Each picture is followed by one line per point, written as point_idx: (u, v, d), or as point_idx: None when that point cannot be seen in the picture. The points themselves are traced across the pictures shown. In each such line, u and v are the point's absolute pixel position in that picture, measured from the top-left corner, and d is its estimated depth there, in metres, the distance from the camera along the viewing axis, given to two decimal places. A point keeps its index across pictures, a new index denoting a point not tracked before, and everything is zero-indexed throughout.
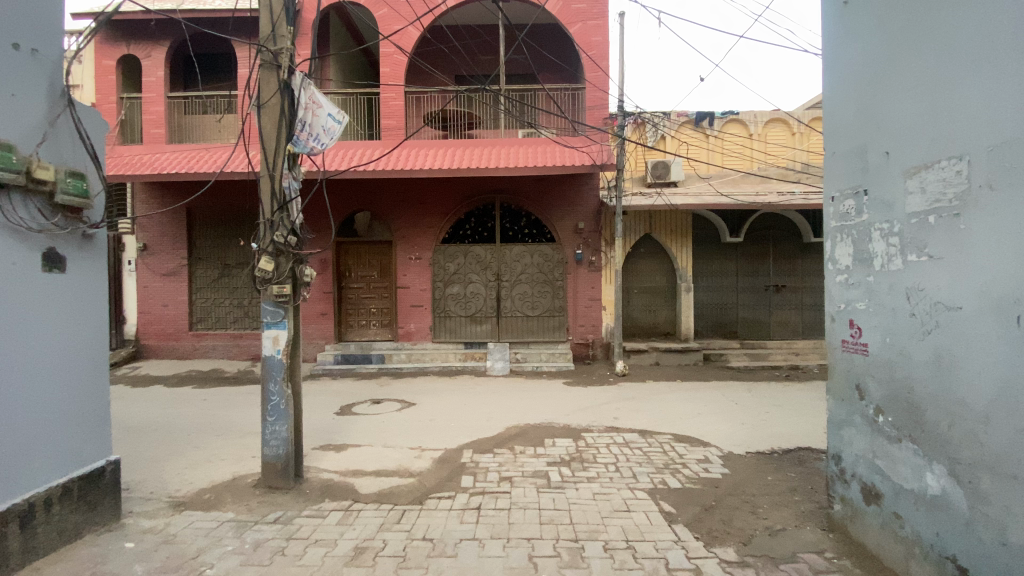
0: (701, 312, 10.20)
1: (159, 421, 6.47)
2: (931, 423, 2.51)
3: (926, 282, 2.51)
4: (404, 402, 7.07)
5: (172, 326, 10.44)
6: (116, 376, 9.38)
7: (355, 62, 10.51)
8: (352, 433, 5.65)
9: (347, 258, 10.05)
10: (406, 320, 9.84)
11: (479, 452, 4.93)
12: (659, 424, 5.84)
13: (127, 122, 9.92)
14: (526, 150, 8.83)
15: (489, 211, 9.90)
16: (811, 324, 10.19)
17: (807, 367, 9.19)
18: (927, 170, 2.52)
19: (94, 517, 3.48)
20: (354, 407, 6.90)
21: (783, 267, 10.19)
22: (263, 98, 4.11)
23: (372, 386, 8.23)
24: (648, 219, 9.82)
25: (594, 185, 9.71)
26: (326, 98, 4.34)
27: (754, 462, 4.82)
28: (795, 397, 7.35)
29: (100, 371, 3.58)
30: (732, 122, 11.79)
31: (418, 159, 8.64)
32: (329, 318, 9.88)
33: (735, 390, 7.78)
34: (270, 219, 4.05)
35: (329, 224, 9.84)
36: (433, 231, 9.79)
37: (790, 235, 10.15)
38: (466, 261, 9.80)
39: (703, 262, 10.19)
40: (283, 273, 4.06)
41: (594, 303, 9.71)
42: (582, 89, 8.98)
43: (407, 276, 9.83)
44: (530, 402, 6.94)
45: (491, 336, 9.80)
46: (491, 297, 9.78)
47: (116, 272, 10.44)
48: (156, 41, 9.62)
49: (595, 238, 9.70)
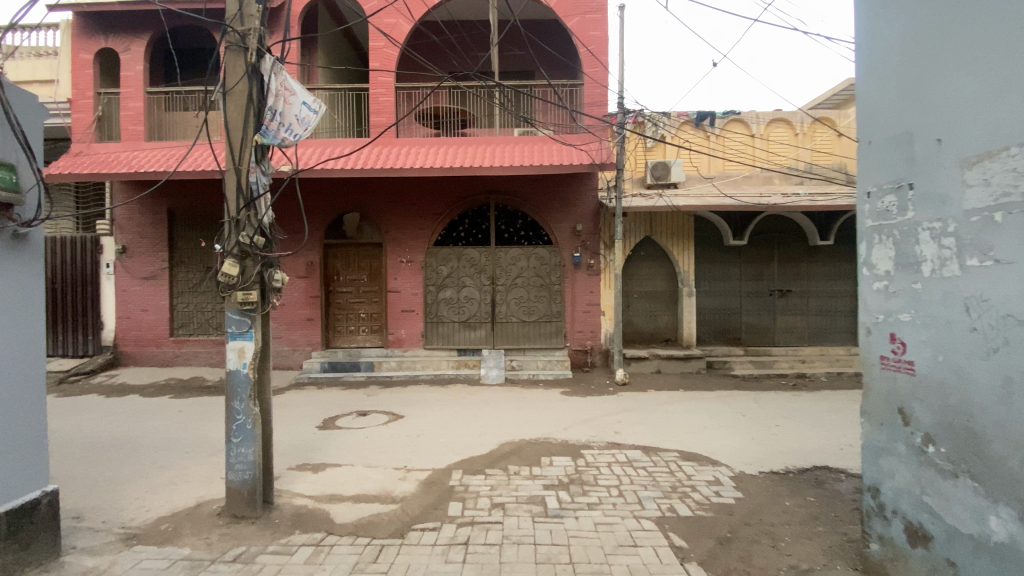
0: (703, 317, 9.82)
1: (128, 437, 6.03)
2: (997, 459, 2.15)
3: (992, 291, 2.14)
4: (392, 414, 6.65)
5: (152, 332, 9.98)
6: (91, 385, 8.91)
7: (344, 58, 10.12)
8: (333, 451, 5.23)
9: (335, 261, 9.63)
10: (397, 326, 9.43)
11: (470, 474, 4.52)
12: (664, 440, 5.44)
13: (105, 119, 9.47)
14: (522, 148, 8.43)
15: (483, 213, 9.50)
16: (818, 330, 9.83)
17: (814, 376, 8.82)
18: (993, 160, 2.16)
19: (27, 556, 3.04)
20: (339, 420, 6.48)
21: (788, 271, 9.83)
22: (228, 84, 3.69)
23: (359, 396, 7.81)
24: (649, 221, 9.45)
25: (593, 185, 9.33)
26: (300, 85, 3.93)
27: (768, 484, 4.43)
28: (805, 409, 6.97)
29: (35, 388, 3.15)
30: (734, 122, 11.44)
31: (408, 158, 8.23)
32: (316, 324, 9.45)
33: (741, 401, 7.39)
34: (235, 218, 3.63)
35: (317, 225, 9.44)
36: (425, 233, 9.38)
37: (795, 238, 9.80)
38: (460, 264, 9.40)
39: (706, 265, 9.82)
40: (250, 279, 3.66)
41: (593, 309, 9.34)
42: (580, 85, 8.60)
43: (398, 280, 9.42)
44: (526, 415, 6.53)
45: (485, 342, 9.39)
46: (486, 302, 9.38)
47: (94, 276, 9.99)
48: (135, 34, 9.19)
49: (594, 241, 9.32)
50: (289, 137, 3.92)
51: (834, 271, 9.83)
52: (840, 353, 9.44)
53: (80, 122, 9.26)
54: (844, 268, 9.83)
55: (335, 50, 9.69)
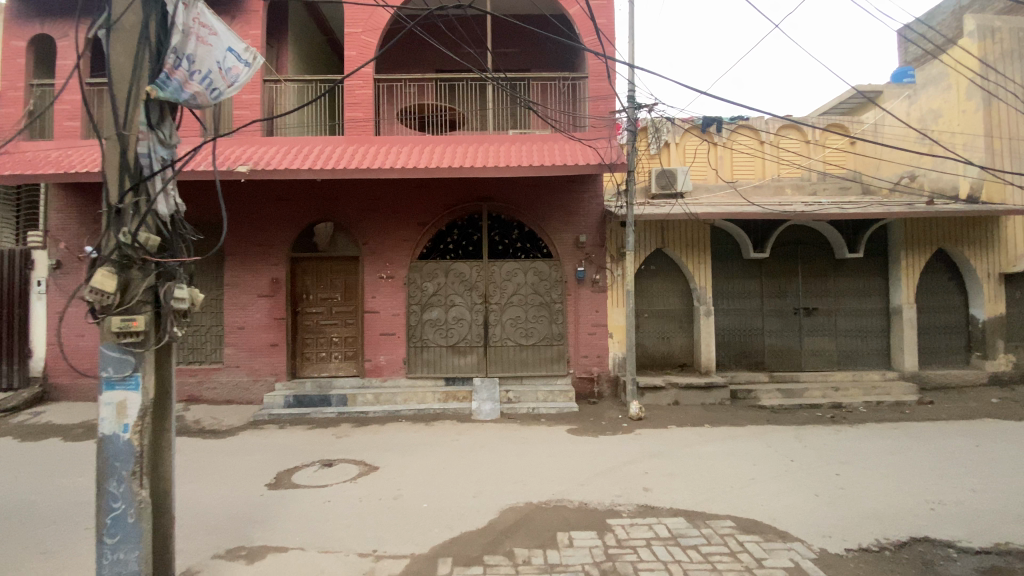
0: (721, 339, 8.75)
1: (22, 501, 4.69)
2: None
3: None
4: (364, 465, 5.39)
5: (89, 360, 8.57)
6: (7, 427, 7.46)
7: (317, 52, 9.03)
8: (281, 526, 3.97)
9: (305, 277, 8.42)
10: (375, 352, 8.19)
11: (464, 565, 3.31)
12: (709, 501, 4.31)
13: (37, 114, 8.24)
14: (519, 147, 7.35)
15: (474, 222, 8.40)
16: (848, 353, 8.83)
17: (851, 407, 7.73)
18: None
19: None
20: (296, 473, 5.20)
21: (813, 288, 8.85)
22: (113, 15, 2.50)
23: (327, 438, 6.54)
24: (660, 231, 8.40)
25: (597, 191, 8.29)
26: (223, 24, 2.86)
27: (866, 571, 3.32)
28: (856, 449, 5.91)
29: None
30: (742, 128, 10.54)
31: (388, 157, 7.08)
32: (281, 350, 8.18)
33: (778, 439, 6.30)
34: (117, 207, 2.44)
35: (285, 236, 8.25)
36: (408, 245, 8.22)
37: (819, 251, 8.88)
38: (448, 280, 8.24)
39: (723, 280, 8.80)
40: (136, 297, 2.47)
41: (599, 330, 8.24)
42: (583, 78, 7.57)
43: (376, 299, 8.21)
44: (528, 463, 5.32)
45: (477, 370, 8.19)
46: (478, 323, 8.21)
47: (22, 296, 8.61)
48: (75, 19, 8.05)
49: (599, 254, 8.24)
50: (204, 92, 2.79)
51: (863, 286, 8.88)
52: (874, 379, 8.43)
53: (8, 118, 8.00)
54: (873, 284, 8.90)
55: (306, 43, 8.64)
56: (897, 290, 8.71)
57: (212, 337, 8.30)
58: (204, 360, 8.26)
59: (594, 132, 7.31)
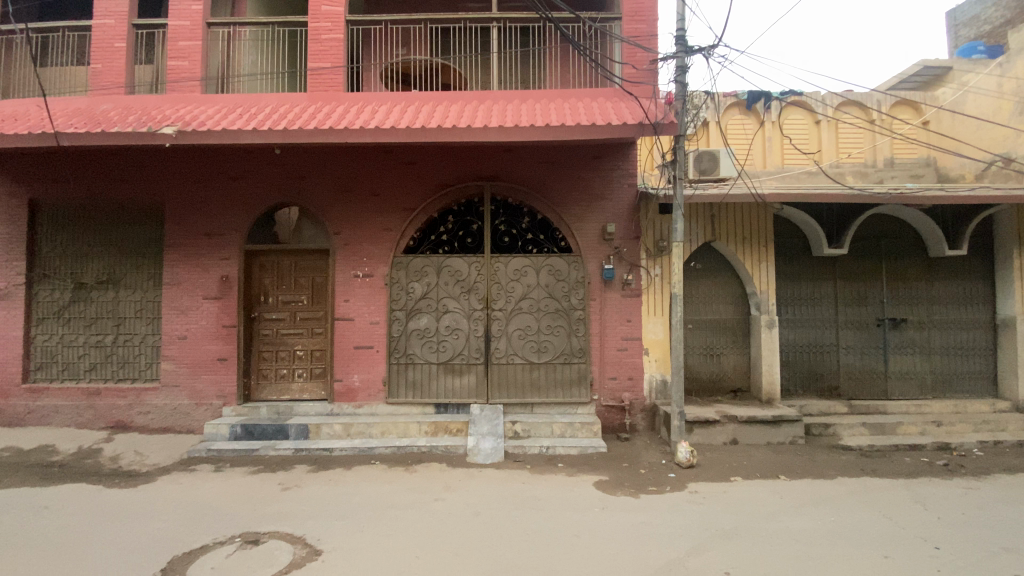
0: (785, 357, 6.95)
1: None
2: None
3: None
4: (303, 545, 3.69)
5: None
6: None
7: (285, 3, 7.42)
8: None
9: (263, 275, 6.76)
10: (348, 371, 6.49)
11: None
12: None
13: None
14: (531, 105, 5.63)
15: (474, 208, 6.71)
16: (943, 377, 6.99)
17: (963, 448, 5.88)
18: None
19: None
20: (199, 560, 3.54)
21: (900, 293, 7.04)
22: None
23: (270, 490, 4.83)
24: (709, 219, 6.63)
25: (630, 169, 6.54)
26: None
27: None
28: (1011, 523, 4.10)
29: None
30: (796, 104, 8.72)
31: (360, 115, 5.40)
32: (231, 366, 6.52)
33: (891, 502, 4.48)
34: None
35: (237, 223, 6.61)
36: (390, 235, 6.54)
37: (904, 249, 7.08)
38: (440, 280, 6.54)
39: (785, 284, 7.03)
40: None
41: (631, 346, 6.48)
42: (615, 20, 5.90)
43: (350, 304, 6.52)
44: (543, 548, 3.57)
45: (475, 395, 6.46)
46: (477, 335, 6.50)
47: None
48: None
49: (632, 249, 6.48)
50: None
51: (961, 292, 7.05)
52: (981, 412, 6.58)
53: None
54: (975, 289, 7.05)
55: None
56: (1007, 298, 6.86)
57: (147, 349, 6.70)
58: (137, 377, 6.67)
59: (631, 84, 5.64)
